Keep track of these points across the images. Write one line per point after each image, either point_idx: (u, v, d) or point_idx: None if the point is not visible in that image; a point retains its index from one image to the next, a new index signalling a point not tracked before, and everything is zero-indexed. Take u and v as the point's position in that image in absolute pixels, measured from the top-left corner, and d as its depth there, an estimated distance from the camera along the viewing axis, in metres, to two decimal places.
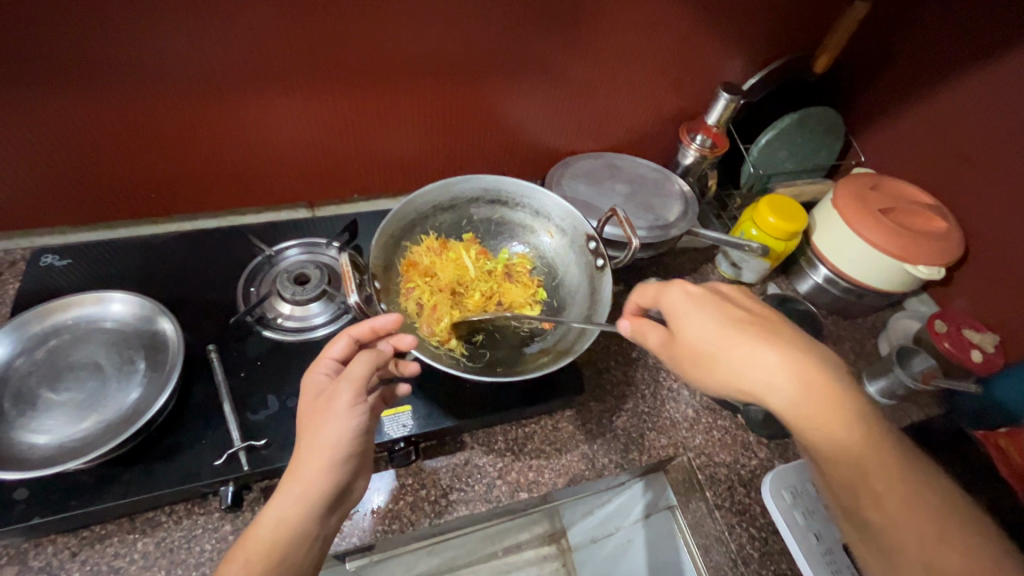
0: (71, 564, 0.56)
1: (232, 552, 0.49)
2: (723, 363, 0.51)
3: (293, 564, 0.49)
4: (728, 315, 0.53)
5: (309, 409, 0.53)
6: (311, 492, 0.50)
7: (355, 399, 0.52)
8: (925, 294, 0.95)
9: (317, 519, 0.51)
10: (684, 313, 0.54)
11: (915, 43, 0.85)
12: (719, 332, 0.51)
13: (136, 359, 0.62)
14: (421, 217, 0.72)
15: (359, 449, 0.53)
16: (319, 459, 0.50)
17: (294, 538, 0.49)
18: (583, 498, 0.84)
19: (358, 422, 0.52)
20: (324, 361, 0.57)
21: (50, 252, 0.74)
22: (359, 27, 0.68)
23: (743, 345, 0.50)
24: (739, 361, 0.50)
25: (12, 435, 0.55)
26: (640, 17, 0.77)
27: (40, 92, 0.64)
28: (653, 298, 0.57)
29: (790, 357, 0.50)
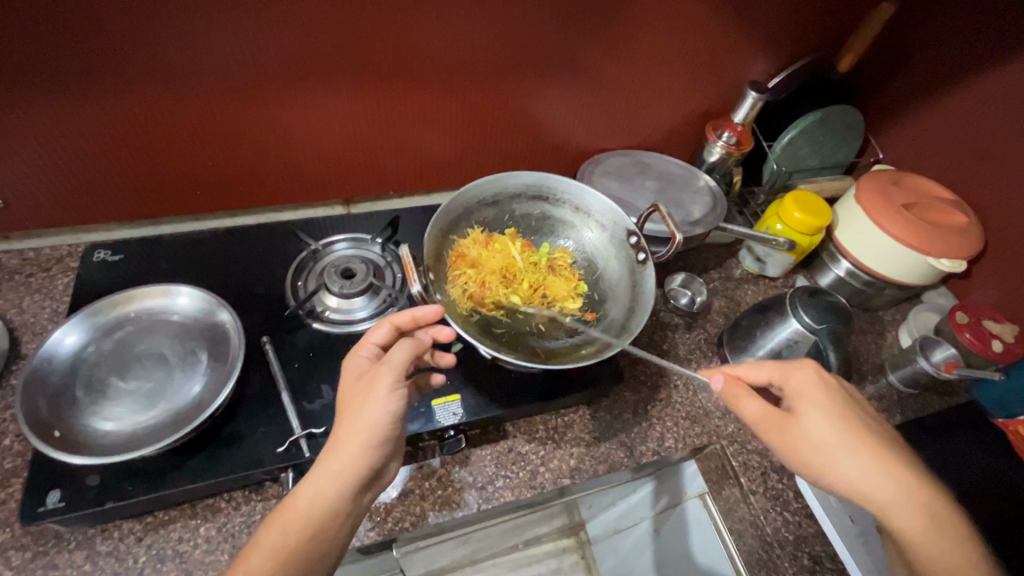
0: (137, 548, 0.58)
1: (270, 519, 0.51)
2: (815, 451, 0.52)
3: (327, 536, 0.51)
4: (846, 420, 0.53)
5: (349, 390, 0.55)
6: (346, 472, 0.51)
7: (395, 382, 0.53)
8: (943, 287, 0.99)
9: (350, 497, 0.52)
10: (807, 404, 0.54)
11: (935, 42, 0.88)
12: (841, 432, 0.52)
13: (199, 350, 0.64)
14: (466, 212, 0.75)
15: (395, 434, 0.53)
16: (357, 438, 0.51)
17: (329, 513, 0.51)
18: (606, 491, 0.86)
19: (396, 407, 0.53)
20: (367, 346, 0.58)
21: (103, 247, 0.75)
22: (404, 27, 0.70)
23: (847, 449, 0.52)
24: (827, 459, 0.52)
25: (85, 421, 0.57)
26: (672, 18, 0.79)
27: (97, 90, 0.66)
28: (782, 377, 0.58)
29: (883, 462, 0.51)
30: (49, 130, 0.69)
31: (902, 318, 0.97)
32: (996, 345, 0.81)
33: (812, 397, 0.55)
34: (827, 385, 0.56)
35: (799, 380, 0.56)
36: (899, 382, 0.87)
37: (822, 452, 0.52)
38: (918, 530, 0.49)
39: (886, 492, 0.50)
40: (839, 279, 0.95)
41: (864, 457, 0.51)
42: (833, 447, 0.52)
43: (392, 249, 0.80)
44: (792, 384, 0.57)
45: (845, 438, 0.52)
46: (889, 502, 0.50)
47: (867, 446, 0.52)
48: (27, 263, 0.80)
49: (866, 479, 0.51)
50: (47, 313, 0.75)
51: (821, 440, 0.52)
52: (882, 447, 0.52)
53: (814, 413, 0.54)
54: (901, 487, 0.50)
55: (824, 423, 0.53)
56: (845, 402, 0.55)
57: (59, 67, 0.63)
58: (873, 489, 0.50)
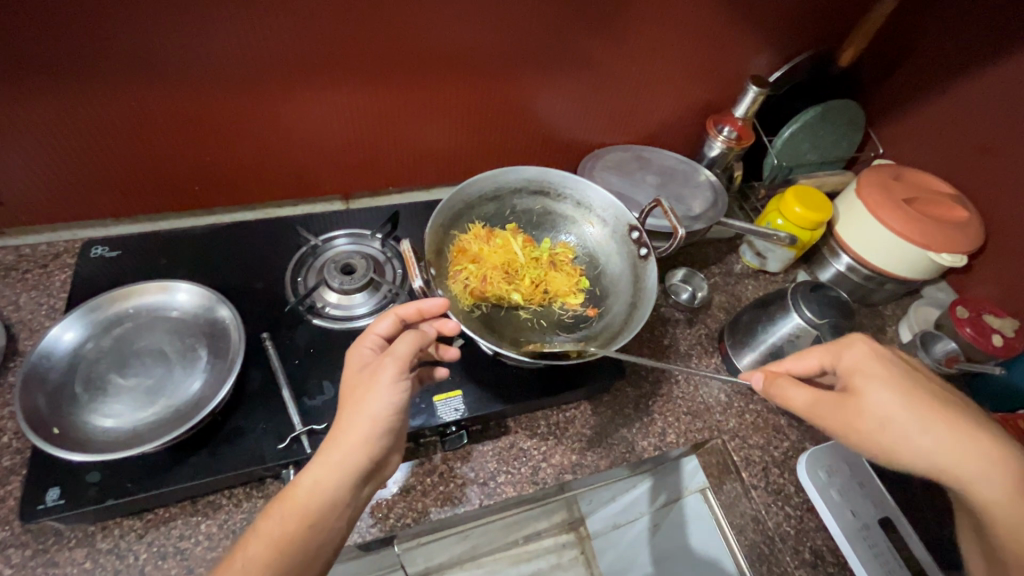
0: (138, 546, 0.58)
1: (269, 509, 0.50)
2: (890, 432, 0.50)
3: (326, 527, 0.50)
4: (908, 391, 0.51)
5: (351, 381, 0.54)
6: (346, 464, 0.50)
7: (399, 374, 0.52)
8: (943, 282, 0.99)
9: (350, 490, 0.51)
10: (868, 378, 0.52)
11: (936, 36, 0.88)
12: (910, 406, 0.50)
13: (198, 346, 0.64)
14: (467, 207, 0.75)
15: (396, 427, 0.52)
16: (359, 430, 0.50)
17: (328, 504, 0.50)
18: (606, 487, 0.86)
19: (398, 400, 0.52)
20: (370, 337, 0.57)
21: (100, 243, 0.75)
22: (403, 20, 0.69)
23: (926, 428, 0.49)
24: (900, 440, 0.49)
25: (84, 418, 0.57)
26: (673, 12, 0.79)
27: (93, 84, 0.65)
28: (833, 358, 0.56)
29: (960, 437, 0.48)
30: (44, 125, 0.68)
31: (902, 313, 0.97)
32: (997, 339, 0.81)
33: (869, 369, 0.52)
34: (882, 358, 0.54)
35: (854, 354, 0.54)
36: None
37: (893, 428, 0.50)
38: (1007, 504, 0.46)
39: (977, 462, 0.47)
40: (840, 274, 0.95)
41: (938, 433, 0.49)
42: (906, 422, 0.49)
43: (392, 245, 0.79)
44: (847, 360, 0.54)
45: (917, 414, 0.49)
46: (973, 478, 0.47)
47: (942, 419, 0.49)
48: (24, 260, 0.79)
49: (945, 453, 0.48)
50: (44, 310, 0.74)
51: (884, 413, 0.50)
52: (966, 421, 0.49)
53: (880, 392, 0.51)
54: (988, 459, 0.47)
55: (890, 397, 0.50)
56: (909, 375, 0.52)
57: (55, 60, 0.62)
58: (955, 462, 0.48)
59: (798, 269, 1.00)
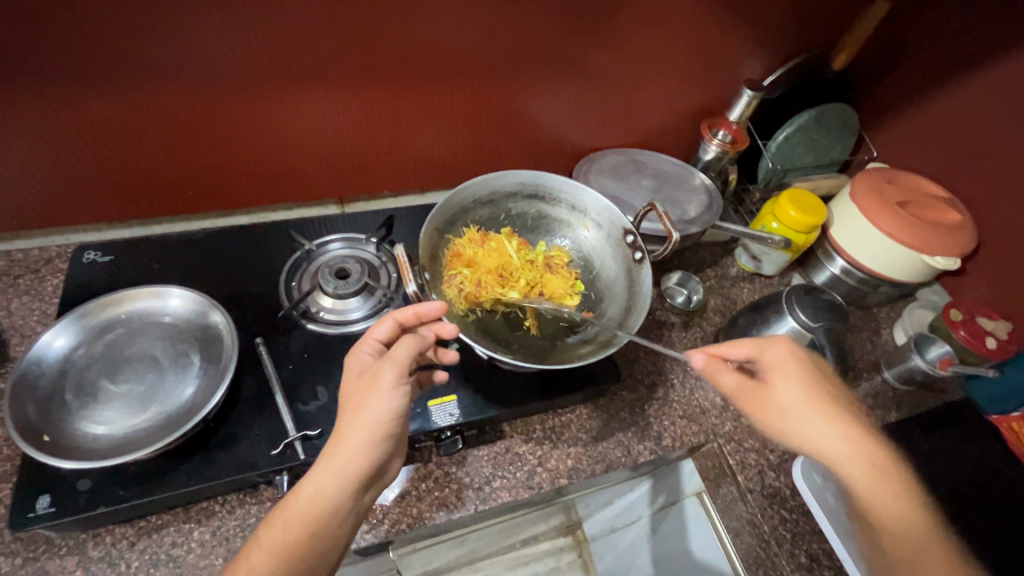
0: (130, 554, 0.57)
1: (273, 515, 0.50)
2: (796, 422, 0.53)
3: (328, 534, 0.50)
4: (813, 389, 0.54)
5: (351, 387, 0.54)
6: (347, 470, 0.50)
7: (397, 380, 0.52)
8: (937, 285, 0.99)
9: (351, 496, 0.51)
10: (780, 372, 0.55)
11: (928, 40, 0.88)
12: (808, 401, 0.53)
13: (191, 352, 0.63)
14: (461, 212, 0.75)
15: (397, 431, 0.53)
16: (359, 435, 0.51)
17: (330, 511, 0.50)
18: (602, 490, 0.86)
19: (398, 404, 0.52)
20: (368, 342, 0.57)
21: (93, 248, 0.74)
22: (398, 25, 0.70)
23: (817, 419, 0.53)
24: (807, 432, 0.53)
25: (74, 425, 0.56)
26: (667, 16, 0.79)
27: (85, 88, 0.65)
28: (754, 352, 0.58)
29: (847, 429, 0.52)
30: (37, 129, 0.68)
31: (897, 316, 0.98)
32: (991, 342, 0.81)
33: (784, 365, 0.56)
34: (798, 360, 0.56)
35: (774, 354, 0.57)
36: (894, 380, 0.88)
37: (789, 418, 0.53)
38: (873, 491, 0.51)
39: (841, 456, 0.51)
40: (835, 277, 0.95)
41: (828, 430, 0.52)
42: (799, 412, 0.53)
43: (387, 249, 0.79)
44: (768, 356, 0.57)
45: (817, 408, 0.53)
46: (842, 469, 0.51)
47: (824, 412, 0.53)
48: (16, 265, 0.79)
49: (827, 442, 0.52)
50: (36, 316, 0.74)
51: (789, 406, 0.54)
52: (837, 421, 0.53)
53: (790, 388, 0.54)
54: (861, 456, 0.51)
55: (796, 392, 0.54)
56: (812, 374, 0.56)
57: (48, 65, 0.62)
58: (841, 456, 0.52)
59: (793, 272, 1.00)
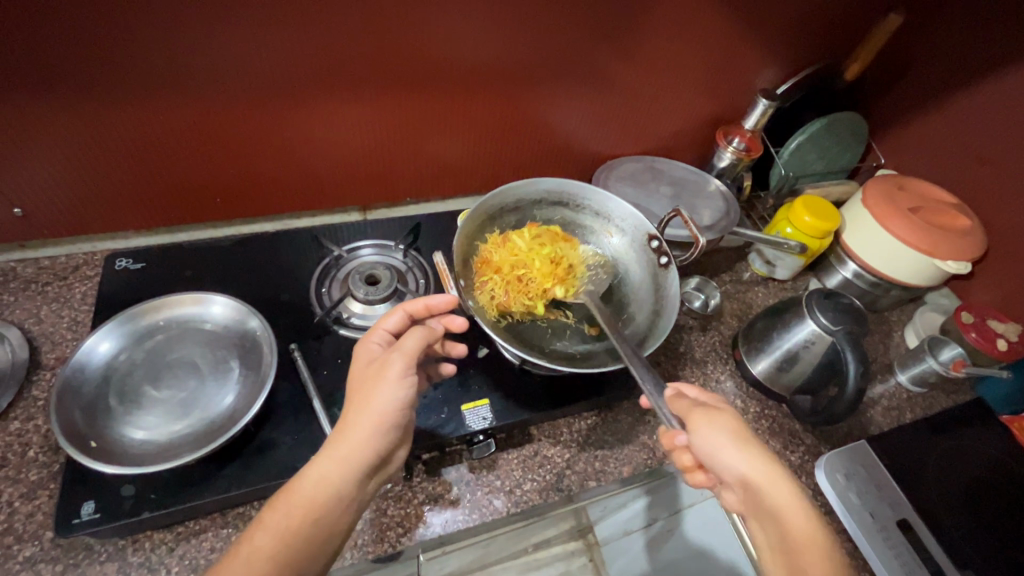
0: (170, 559, 0.58)
1: (277, 498, 0.50)
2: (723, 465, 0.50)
3: (331, 521, 0.50)
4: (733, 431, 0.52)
5: (359, 375, 0.55)
6: (353, 457, 0.51)
7: (406, 369, 0.54)
8: (945, 289, 1.02)
9: (357, 484, 0.52)
10: (702, 420, 0.52)
11: (936, 50, 0.91)
12: (732, 442, 0.50)
13: (230, 358, 0.64)
14: (489, 219, 0.76)
15: (402, 421, 0.54)
16: (366, 423, 0.52)
17: (336, 498, 0.50)
18: (608, 497, 0.85)
19: (404, 395, 0.53)
20: (379, 332, 0.59)
21: (124, 255, 0.75)
22: (428, 35, 0.71)
23: (751, 458, 0.49)
24: (732, 470, 0.50)
25: (118, 431, 0.57)
26: (687, 27, 0.82)
27: (121, 95, 0.66)
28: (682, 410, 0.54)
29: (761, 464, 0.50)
30: (72, 138, 0.68)
31: (907, 319, 1.00)
32: (1000, 344, 0.83)
33: (707, 416, 0.52)
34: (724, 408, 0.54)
35: (704, 396, 0.55)
36: (908, 382, 0.90)
37: (722, 457, 0.50)
38: (796, 532, 0.47)
39: (758, 483, 0.49)
40: (847, 281, 0.97)
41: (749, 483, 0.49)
42: (726, 454, 0.50)
43: (414, 255, 0.80)
44: (701, 395, 0.55)
45: (741, 447, 0.50)
46: (779, 510, 0.48)
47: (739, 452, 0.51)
48: (43, 272, 0.79)
49: (757, 480, 0.49)
50: (66, 323, 0.74)
51: (716, 447, 0.50)
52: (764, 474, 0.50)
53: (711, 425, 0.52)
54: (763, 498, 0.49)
55: (722, 436, 0.51)
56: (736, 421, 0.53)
57: (86, 72, 0.62)
58: (765, 489, 0.49)
59: (806, 277, 1.02)
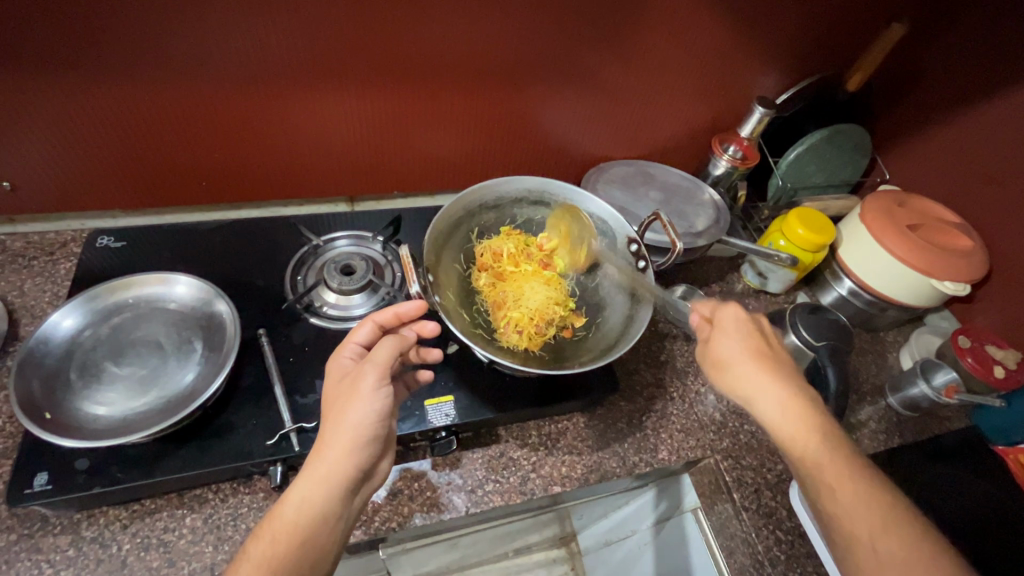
0: (122, 536, 0.58)
1: (259, 529, 0.49)
2: (729, 372, 0.57)
3: (319, 543, 0.49)
4: (754, 346, 0.58)
5: (333, 392, 0.55)
6: (335, 474, 0.50)
7: (379, 381, 0.53)
8: (947, 311, 0.98)
9: (340, 501, 0.51)
10: (723, 331, 0.60)
11: (945, 65, 0.88)
12: (743, 352, 0.57)
13: (194, 339, 0.65)
14: (468, 215, 0.75)
15: (382, 433, 0.54)
16: (345, 438, 0.51)
17: (317, 517, 0.50)
18: (600, 499, 0.83)
19: (382, 405, 0.53)
20: (349, 346, 0.58)
21: (107, 233, 0.76)
22: (414, 28, 0.71)
23: (757, 371, 0.56)
24: (734, 378, 0.57)
25: (76, 404, 0.58)
26: (681, 31, 0.80)
27: (108, 76, 0.67)
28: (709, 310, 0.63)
29: (778, 374, 0.56)
30: (59, 116, 0.70)
31: (903, 340, 0.96)
32: (998, 371, 0.79)
33: (730, 325, 0.60)
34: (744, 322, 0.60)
35: (724, 315, 0.61)
36: (898, 406, 0.87)
37: (727, 368, 0.57)
38: (781, 425, 0.53)
39: (759, 388, 0.55)
40: (841, 297, 0.94)
41: (758, 372, 0.56)
42: (736, 361, 0.57)
43: (393, 248, 0.80)
44: (720, 315, 0.61)
45: (750, 356, 0.57)
46: (766, 412, 0.54)
47: (753, 357, 0.57)
48: (32, 247, 0.81)
49: (749, 387, 0.56)
50: (48, 297, 0.75)
51: (725, 355, 0.58)
52: (768, 366, 0.56)
53: (725, 339, 0.59)
54: (779, 392, 0.54)
55: (735, 344, 0.58)
56: (758, 336, 0.59)
57: (73, 52, 0.63)
58: (756, 394, 0.55)
59: (800, 291, 0.99)
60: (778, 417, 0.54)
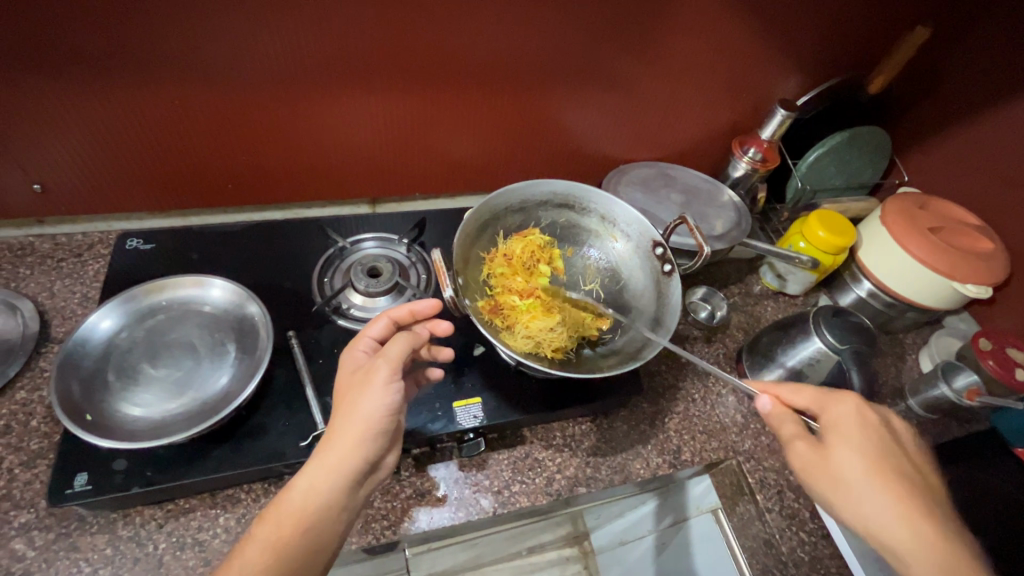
0: (158, 535, 0.58)
1: (266, 512, 0.50)
2: (853, 492, 0.49)
3: (322, 531, 0.50)
4: (881, 462, 0.50)
5: (345, 384, 0.55)
6: (342, 466, 0.51)
7: (392, 376, 0.53)
8: (965, 313, 0.98)
9: (345, 492, 0.52)
10: (842, 437, 0.52)
11: (967, 67, 0.88)
12: (870, 472, 0.49)
13: (227, 342, 0.65)
14: (493, 217, 0.76)
15: (390, 427, 0.54)
16: (353, 430, 0.52)
17: (322, 507, 0.50)
18: (610, 504, 0.85)
19: (392, 400, 0.53)
20: (363, 340, 0.59)
21: (135, 236, 0.77)
22: (442, 32, 0.71)
23: (890, 498, 0.48)
24: (855, 500, 0.49)
25: (114, 406, 0.58)
26: (705, 34, 0.80)
27: (140, 80, 0.67)
28: (817, 405, 0.55)
29: (911, 505, 0.47)
30: (90, 119, 0.70)
31: (922, 342, 0.96)
32: (1020, 373, 0.79)
33: (849, 427, 0.52)
34: (868, 423, 0.52)
35: (840, 413, 0.53)
36: (919, 408, 0.87)
37: (844, 488, 0.49)
38: (920, 572, 0.45)
39: (887, 524, 0.47)
40: (861, 299, 0.94)
41: (888, 497, 0.48)
42: (857, 481, 0.49)
43: (418, 251, 0.81)
44: (834, 412, 0.53)
45: (876, 478, 0.49)
46: (902, 548, 0.46)
47: (887, 486, 0.48)
48: (59, 248, 0.81)
49: (879, 517, 0.47)
50: (77, 298, 0.76)
51: (845, 472, 0.50)
52: (899, 490, 0.48)
53: (850, 453, 0.50)
54: (921, 527, 0.46)
55: (859, 460, 0.50)
56: (885, 446, 0.51)
57: (106, 56, 0.64)
58: (886, 528, 0.47)
59: (818, 292, 1.00)
60: (910, 554, 0.46)
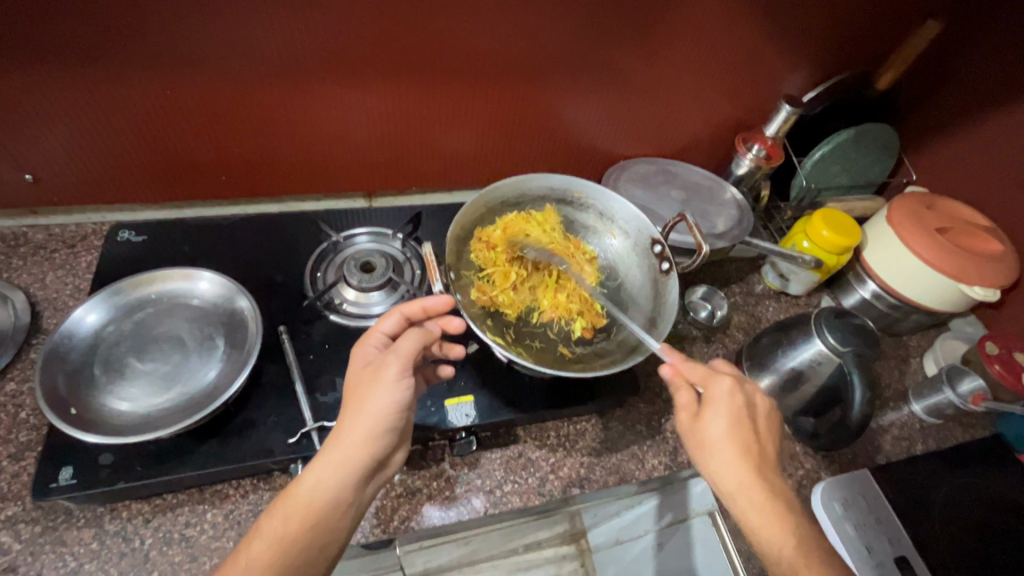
0: (145, 530, 0.58)
1: (273, 506, 0.50)
2: (702, 445, 0.55)
3: (329, 527, 0.49)
4: (732, 432, 0.54)
5: (355, 378, 0.54)
6: (350, 459, 0.50)
7: (402, 372, 0.52)
8: (972, 315, 0.96)
9: (353, 487, 0.51)
10: (715, 406, 0.55)
11: (980, 64, 0.86)
12: (722, 437, 0.53)
13: (216, 336, 0.65)
14: (489, 212, 0.76)
15: (400, 424, 0.53)
16: (364, 425, 0.51)
17: (330, 503, 0.49)
18: (610, 502, 0.83)
19: (401, 396, 0.52)
20: (375, 335, 0.57)
21: (128, 227, 0.76)
22: (438, 23, 0.70)
23: (736, 465, 0.52)
24: (703, 456, 0.54)
25: (98, 400, 0.58)
26: (709, 28, 0.78)
27: (129, 69, 0.66)
28: (700, 378, 0.57)
29: (748, 470, 0.52)
30: (80, 109, 0.69)
31: (927, 345, 0.94)
32: None
33: (722, 401, 0.55)
34: (739, 400, 0.55)
35: (715, 389, 0.56)
36: (922, 412, 0.85)
37: (703, 445, 0.54)
38: (762, 531, 0.51)
39: (735, 487, 0.52)
40: (864, 301, 0.92)
41: (723, 453, 0.53)
42: (716, 446, 0.53)
43: (413, 245, 0.80)
44: (714, 388, 0.56)
45: (731, 444, 0.53)
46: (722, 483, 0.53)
47: (735, 451, 0.53)
48: (53, 239, 0.81)
49: (725, 471, 0.53)
50: (69, 290, 0.76)
51: (710, 434, 0.54)
52: (744, 456, 0.53)
53: (713, 419, 0.55)
54: (748, 483, 0.52)
55: (722, 427, 0.54)
56: (747, 418, 0.55)
57: (94, 45, 0.63)
58: (725, 484, 0.53)
59: (821, 293, 0.98)
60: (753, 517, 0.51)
